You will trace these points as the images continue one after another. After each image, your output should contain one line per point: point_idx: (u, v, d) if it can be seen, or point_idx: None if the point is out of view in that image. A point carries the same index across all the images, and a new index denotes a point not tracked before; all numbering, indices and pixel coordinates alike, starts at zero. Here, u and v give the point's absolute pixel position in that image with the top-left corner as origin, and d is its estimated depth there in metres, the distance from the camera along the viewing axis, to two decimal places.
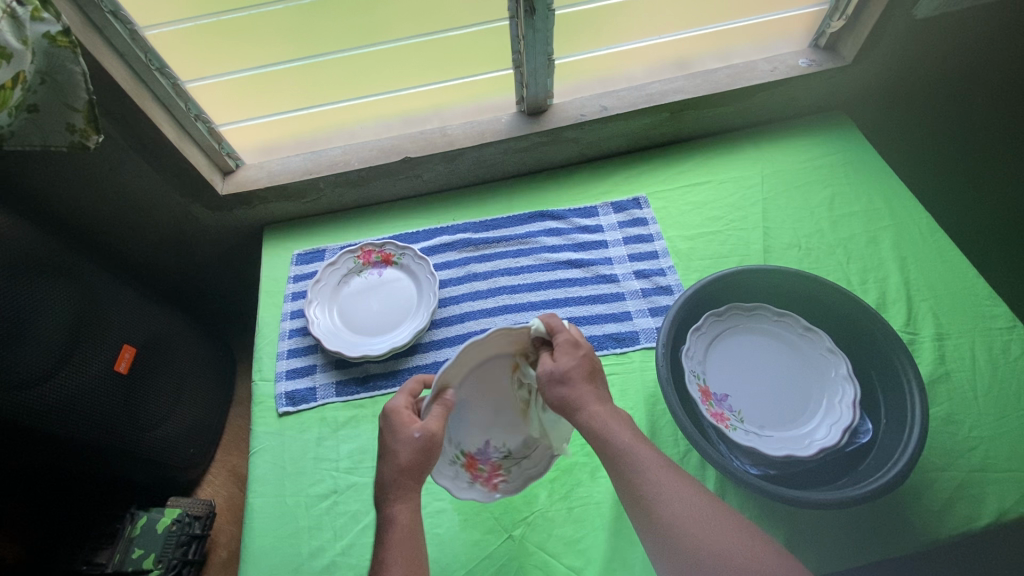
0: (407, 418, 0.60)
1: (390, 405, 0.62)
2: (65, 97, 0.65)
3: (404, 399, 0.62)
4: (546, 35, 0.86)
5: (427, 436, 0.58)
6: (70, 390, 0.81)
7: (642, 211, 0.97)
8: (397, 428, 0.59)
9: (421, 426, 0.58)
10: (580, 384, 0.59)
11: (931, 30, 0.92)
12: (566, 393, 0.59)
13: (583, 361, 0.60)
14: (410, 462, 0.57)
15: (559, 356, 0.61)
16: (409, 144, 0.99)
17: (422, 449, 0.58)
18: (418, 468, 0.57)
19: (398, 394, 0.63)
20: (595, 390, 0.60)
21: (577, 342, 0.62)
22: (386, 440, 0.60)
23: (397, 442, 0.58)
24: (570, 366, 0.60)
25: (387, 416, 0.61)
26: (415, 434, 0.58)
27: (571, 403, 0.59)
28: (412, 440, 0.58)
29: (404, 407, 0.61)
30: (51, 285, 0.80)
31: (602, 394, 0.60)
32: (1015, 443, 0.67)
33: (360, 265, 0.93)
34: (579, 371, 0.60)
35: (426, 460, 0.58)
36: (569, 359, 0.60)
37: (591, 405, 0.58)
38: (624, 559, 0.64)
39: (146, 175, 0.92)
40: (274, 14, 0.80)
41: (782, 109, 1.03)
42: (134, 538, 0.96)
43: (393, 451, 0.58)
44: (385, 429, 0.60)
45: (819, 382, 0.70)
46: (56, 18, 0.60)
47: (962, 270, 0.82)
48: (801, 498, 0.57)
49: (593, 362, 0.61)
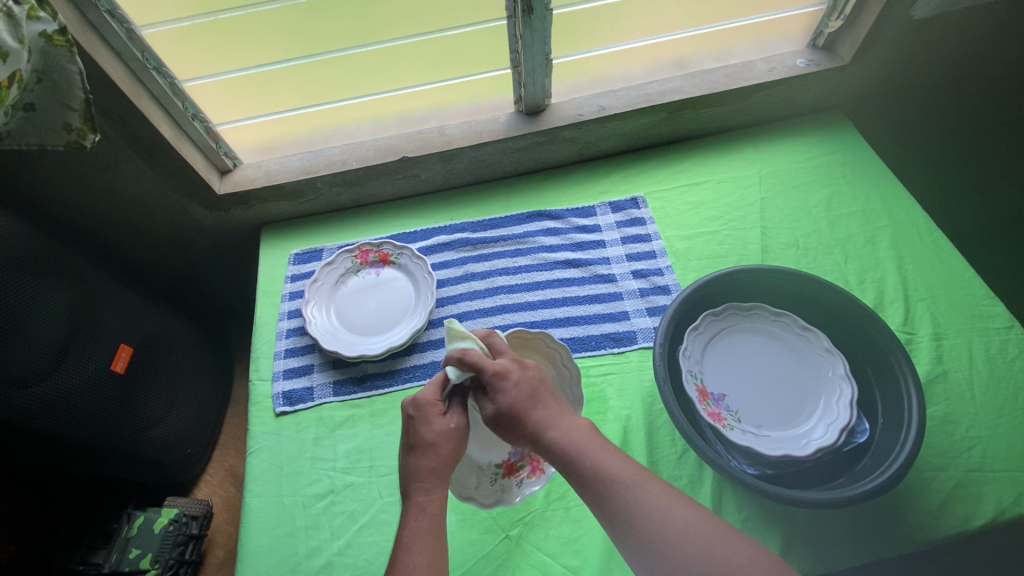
0: (440, 410, 0.60)
1: (421, 398, 0.61)
2: (62, 96, 0.64)
3: (434, 391, 0.62)
4: (543, 35, 0.86)
5: (461, 426, 0.59)
6: (66, 390, 0.81)
7: (640, 211, 0.97)
8: (433, 420, 0.59)
9: (452, 417, 0.60)
10: (529, 412, 0.58)
11: (928, 31, 0.92)
12: (520, 423, 0.58)
13: (521, 388, 0.59)
14: (447, 454, 0.58)
15: (497, 395, 0.59)
16: (407, 144, 0.99)
17: (456, 440, 0.59)
18: (453, 459, 0.58)
19: (426, 386, 0.62)
20: (546, 407, 0.58)
21: (507, 370, 0.59)
22: (419, 431, 0.58)
23: (433, 434, 0.58)
24: (510, 399, 0.58)
25: (418, 408, 0.60)
26: (451, 424, 0.59)
27: (529, 431, 0.57)
28: (450, 429, 0.59)
29: (436, 399, 0.61)
30: (47, 283, 0.80)
31: (556, 410, 0.59)
32: (1012, 442, 0.67)
33: (357, 265, 0.93)
34: (521, 400, 0.58)
35: (459, 450, 0.59)
36: (506, 393, 0.58)
37: (550, 426, 0.57)
38: (621, 559, 0.64)
39: (143, 175, 0.92)
40: (271, 14, 0.80)
41: (780, 109, 1.03)
42: (132, 538, 0.95)
43: (432, 443, 0.58)
44: (417, 422, 0.59)
45: (816, 381, 0.70)
46: (53, 17, 0.60)
47: (959, 270, 0.82)
48: (797, 498, 0.57)
49: (533, 383, 0.60)
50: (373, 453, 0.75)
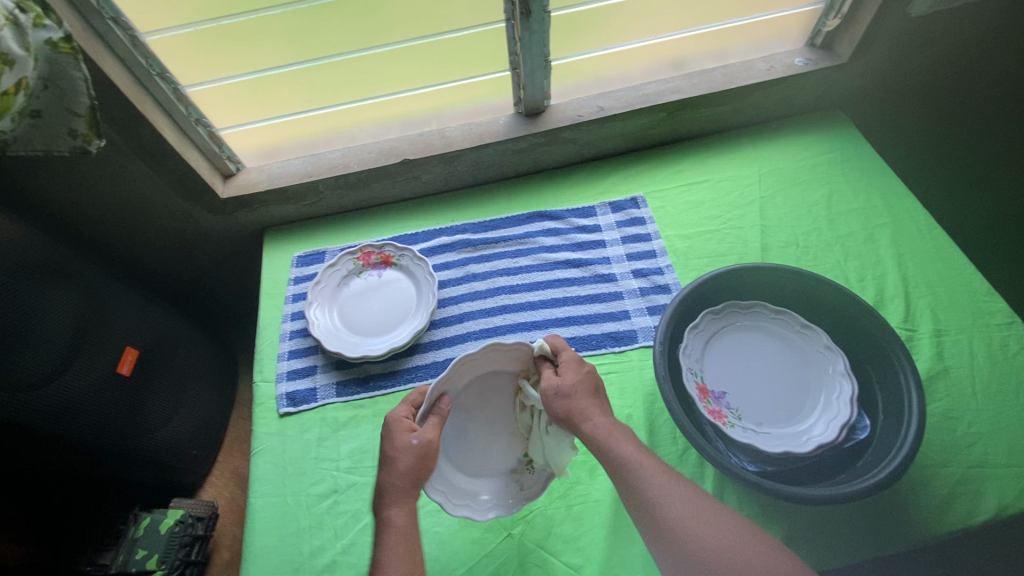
0: (408, 426, 0.61)
1: (391, 414, 0.62)
2: (67, 102, 0.66)
3: (405, 410, 0.63)
4: (542, 37, 0.87)
5: (426, 443, 0.59)
6: (73, 392, 0.82)
7: (640, 211, 0.98)
8: (398, 436, 0.60)
9: (418, 433, 0.60)
10: (585, 398, 0.60)
11: (926, 28, 0.92)
12: (572, 403, 0.60)
13: (587, 376, 0.62)
14: (409, 469, 0.58)
15: (564, 372, 0.62)
16: (408, 146, 1.00)
17: (421, 454, 0.59)
18: (416, 474, 0.58)
19: (399, 403, 0.63)
20: (598, 403, 0.61)
21: (581, 360, 0.64)
22: (384, 447, 0.60)
23: (394, 450, 0.59)
24: (575, 381, 0.61)
25: (388, 425, 0.61)
26: (414, 440, 0.59)
27: (577, 414, 0.59)
28: (412, 445, 0.59)
29: (405, 417, 0.62)
30: (53, 286, 0.81)
31: (605, 409, 0.61)
32: (1013, 438, 0.67)
33: (360, 266, 0.93)
34: (583, 387, 0.61)
35: (423, 466, 0.59)
36: (575, 374, 0.62)
37: (596, 415, 0.59)
38: (622, 557, 0.65)
39: (146, 180, 0.94)
40: (273, 19, 0.80)
41: (778, 107, 1.04)
42: (138, 539, 0.96)
43: (392, 460, 0.59)
44: (383, 438, 0.61)
45: (816, 378, 0.70)
46: (59, 25, 0.61)
47: (960, 267, 0.82)
48: (798, 495, 0.57)
49: (597, 379, 0.63)
50: (376, 453, 0.76)
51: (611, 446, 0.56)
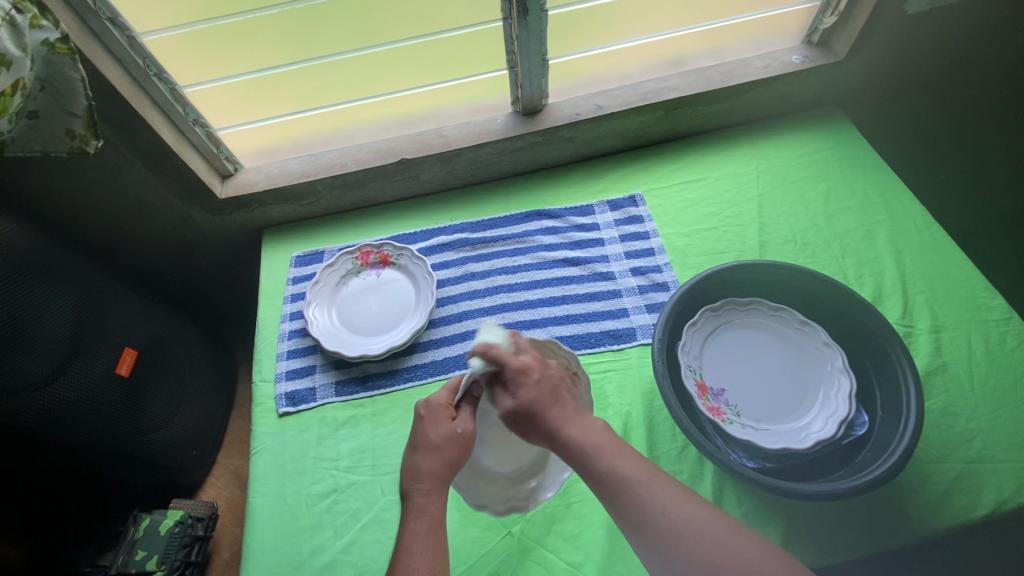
0: (450, 415, 0.60)
1: (434, 400, 0.62)
2: (65, 102, 0.66)
3: (446, 396, 0.62)
4: (539, 35, 0.87)
5: (468, 433, 0.59)
6: (71, 393, 0.82)
7: (638, 209, 0.98)
8: (441, 424, 0.59)
9: (461, 422, 0.60)
10: (548, 409, 0.58)
11: (922, 25, 0.92)
12: (537, 420, 0.58)
13: (542, 387, 0.59)
14: (451, 458, 0.58)
15: (517, 390, 0.59)
16: (406, 145, 1.00)
17: (463, 445, 0.59)
18: (456, 465, 0.58)
19: (440, 389, 0.63)
20: (565, 408, 0.59)
21: (527, 369, 0.60)
22: (425, 432, 0.59)
23: (438, 438, 0.59)
24: (531, 397, 0.59)
25: (429, 409, 0.61)
26: (457, 429, 0.59)
27: (548, 428, 0.58)
28: (456, 434, 0.59)
29: (447, 404, 0.61)
30: (51, 288, 0.80)
31: (572, 411, 0.59)
32: (1011, 433, 0.67)
33: (358, 266, 0.93)
34: (542, 399, 0.59)
35: (462, 457, 0.58)
36: (528, 390, 0.59)
37: (566, 427, 0.57)
38: (623, 554, 0.65)
39: (144, 180, 0.94)
40: (270, 18, 0.81)
41: (775, 105, 1.04)
42: (138, 540, 0.96)
43: (435, 447, 0.58)
44: (424, 423, 0.60)
45: (815, 375, 0.70)
46: (55, 25, 0.61)
47: (957, 263, 0.82)
48: (797, 490, 0.58)
49: (551, 382, 0.60)
50: (376, 452, 0.76)
51: (593, 460, 0.55)
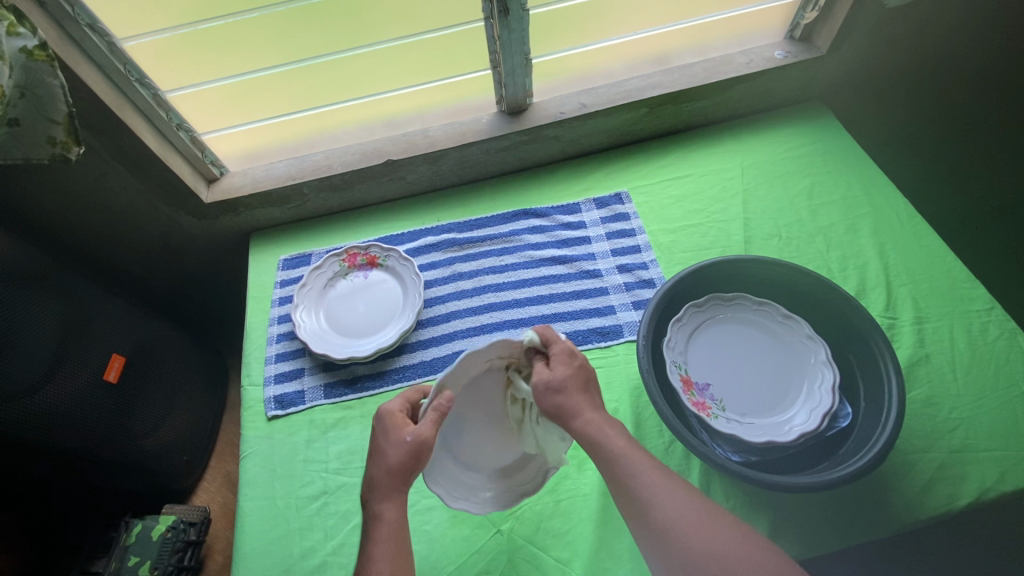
0: (402, 421, 0.60)
1: (386, 409, 0.62)
2: (45, 110, 0.65)
3: (400, 404, 0.62)
4: (521, 35, 0.88)
5: (419, 440, 0.57)
6: (59, 401, 0.82)
7: (624, 207, 0.98)
8: (392, 431, 0.59)
9: (414, 429, 0.58)
10: (577, 393, 0.59)
11: (903, 19, 0.93)
12: (563, 400, 0.59)
13: (579, 371, 0.61)
14: (402, 466, 0.57)
15: (555, 365, 0.61)
16: (391, 147, 1.00)
17: (415, 452, 0.57)
18: (409, 470, 0.57)
19: (394, 397, 0.63)
20: (590, 399, 0.60)
21: (573, 352, 0.62)
22: (379, 442, 0.60)
23: (389, 444, 0.58)
24: (567, 376, 0.60)
25: (382, 419, 0.61)
26: (408, 437, 0.57)
27: (567, 411, 0.58)
28: (405, 442, 0.57)
29: (399, 411, 0.61)
30: (37, 297, 0.80)
31: (596, 403, 0.60)
32: (993, 422, 0.68)
33: (345, 268, 0.93)
34: (575, 381, 0.60)
35: (415, 463, 0.57)
36: (567, 370, 0.60)
37: (588, 411, 0.59)
38: (610, 550, 0.65)
39: (128, 186, 0.94)
40: (251, 22, 0.80)
41: (759, 101, 1.04)
42: (129, 546, 0.96)
43: (387, 454, 0.58)
44: (378, 433, 0.60)
45: (799, 368, 0.71)
46: (33, 33, 0.61)
47: (939, 255, 0.83)
48: (781, 483, 0.58)
49: (588, 373, 0.61)
50: (365, 454, 0.76)
51: (599, 448, 0.56)
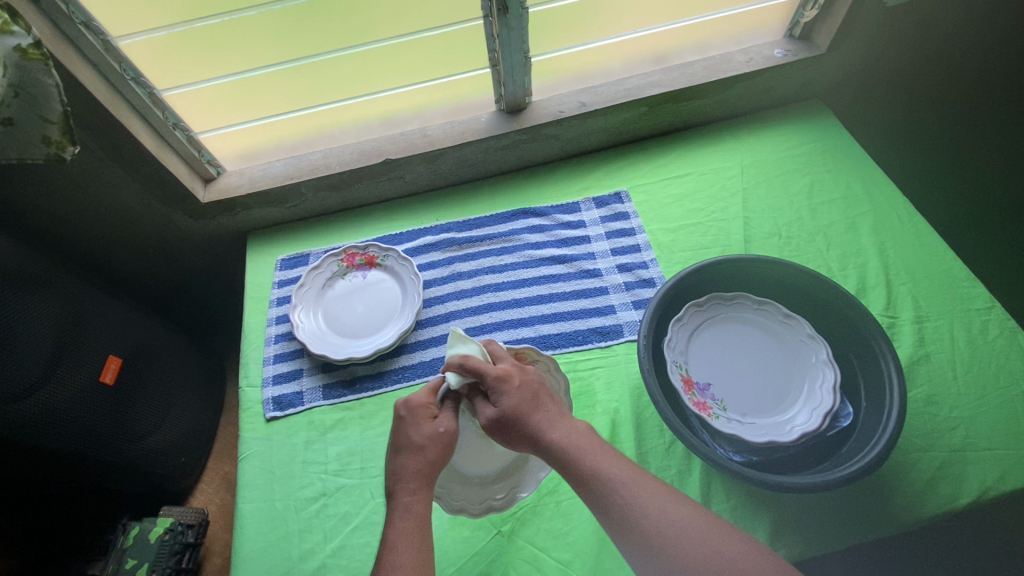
0: (431, 414, 0.61)
1: (413, 401, 0.62)
2: (39, 108, 0.64)
3: (426, 395, 0.63)
4: (521, 33, 0.87)
5: (450, 432, 0.60)
6: (54, 403, 0.81)
7: (623, 206, 0.98)
8: (422, 424, 0.60)
9: (443, 421, 0.61)
10: (531, 415, 0.58)
11: (902, 17, 0.92)
12: (520, 425, 0.58)
13: (523, 392, 0.59)
14: (434, 458, 0.59)
15: (496, 396, 0.59)
16: (390, 146, 0.99)
17: (445, 444, 0.60)
18: (440, 463, 0.59)
19: (419, 389, 0.63)
20: (547, 412, 0.59)
21: (506, 376, 0.60)
22: (407, 433, 0.60)
23: (421, 437, 0.59)
24: (512, 403, 0.59)
25: (410, 410, 0.61)
26: (440, 428, 0.60)
27: (529, 433, 0.58)
28: (439, 433, 0.60)
29: (428, 404, 0.62)
30: (31, 298, 0.80)
31: (555, 415, 0.59)
32: (994, 421, 0.68)
33: (344, 268, 0.93)
34: (523, 404, 0.59)
35: (447, 455, 0.60)
36: (510, 397, 0.59)
37: (550, 428, 0.58)
38: (611, 550, 0.65)
39: (124, 186, 0.93)
40: (249, 20, 0.80)
41: (758, 99, 1.04)
42: (128, 548, 0.95)
43: (418, 447, 0.59)
44: (406, 424, 0.61)
45: (800, 367, 0.71)
46: (27, 31, 0.60)
47: (939, 254, 0.83)
48: (783, 483, 0.58)
49: (531, 389, 0.60)
50: (364, 455, 0.76)
51: (576, 461, 0.55)
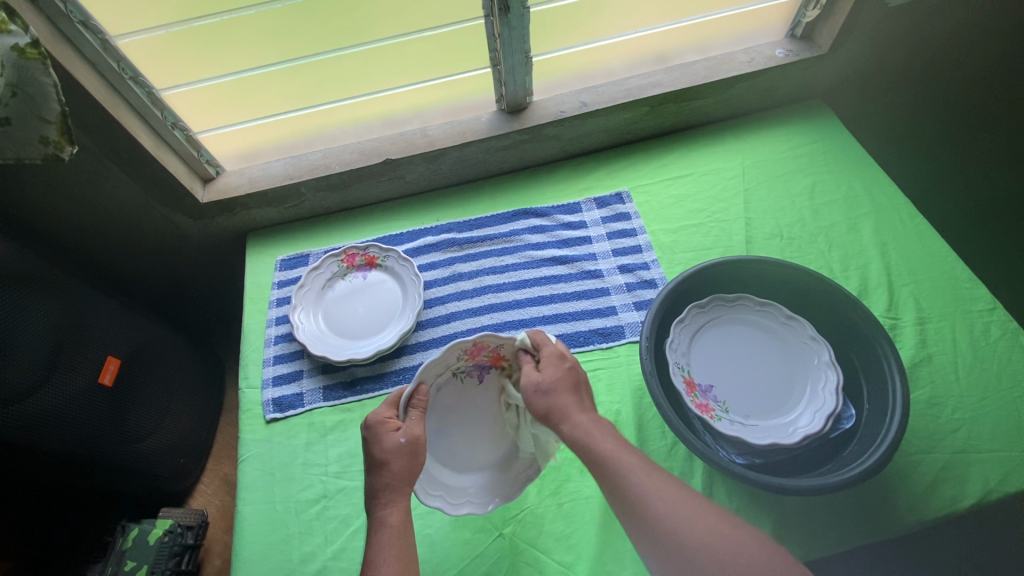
0: (393, 426, 0.61)
1: (373, 417, 0.62)
2: (37, 108, 0.63)
3: (387, 409, 0.63)
4: (521, 33, 0.87)
5: (413, 440, 0.60)
6: (53, 404, 0.81)
7: (624, 206, 0.97)
8: (384, 438, 0.59)
9: (404, 432, 0.60)
10: (564, 394, 0.61)
11: (904, 17, 0.92)
12: (552, 401, 0.61)
13: (568, 373, 0.63)
14: (401, 469, 0.58)
15: (544, 367, 0.64)
16: (390, 146, 0.99)
17: (410, 454, 0.59)
18: (409, 473, 0.59)
19: (379, 405, 0.63)
20: (578, 400, 0.61)
21: (563, 354, 0.64)
22: (371, 451, 0.59)
23: (384, 453, 0.59)
24: (555, 377, 0.62)
25: (371, 428, 0.61)
26: (400, 439, 0.59)
27: (555, 411, 0.60)
28: (400, 445, 0.59)
29: (389, 417, 0.62)
30: (29, 299, 0.79)
31: (584, 405, 0.61)
32: (997, 423, 0.68)
33: (344, 268, 0.92)
34: (563, 382, 0.62)
35: (414, 463, 0.59)
36: (555, 371, 0.63)
37: (576, 413, 0.60)
38: (614, 553, 0.65)
39: (123, 187, 0.92)
40: (248, 19, 0.79)
41: (760, 99, 1.04)
42: (127, 550, 0.94)
43: (383, 462, 0.58)
44: (369, 442, 0.60)
45: (802, 369, 0.70)
46: (25, 30, 0.60)
47: (941, 255, 0.83)
48: (786, 486, 0.58)
49: (578, 374, 0.63)
50: (365, 457, 0.75)
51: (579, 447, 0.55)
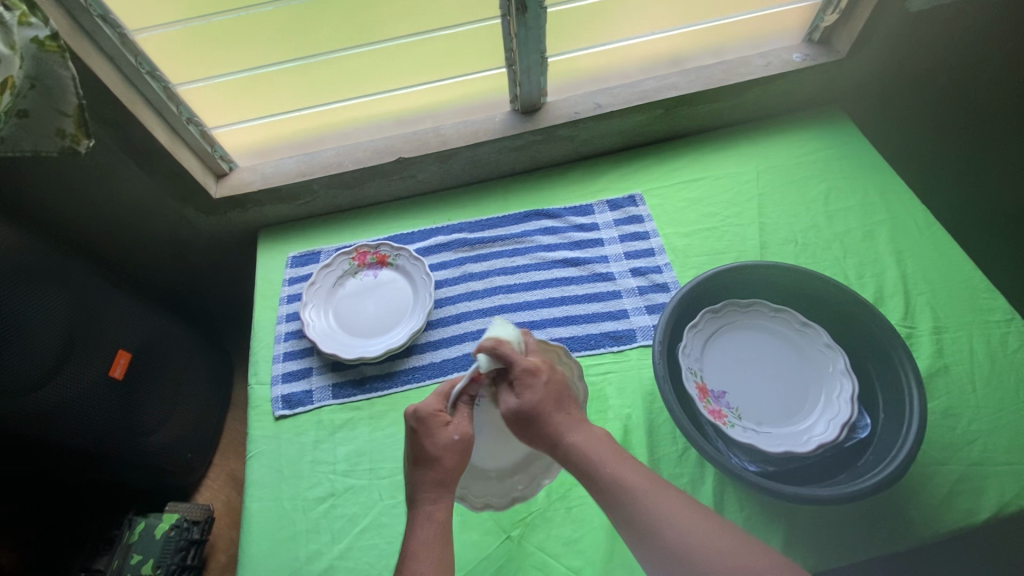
0: (445, 420, 0.58)
1: (424, 408, 0.59)
2: (55, 102, 0.64)
3: (437, 402, 0.60)
4: (537, 34, 0.86)
5: (466, 437, 0.58)
6: (64, 397, 0.81)
7: (638, 209, 0.97)
8: (436, 433, 0.57)
9: (457, 427, 0.58)
10: (551, 415, 0.57)
11: (925, 22, 0.91)
12: (540, 424, 0.57)
13: (548, 390, 0.58)
14: (451, 466, 0.57)
15: (522, 391, 0.58)
16: (403, 144, 0.99)
17: (460, 451, 0.57)
18: (456, 471, 0.57)
19: (430, 396, 0.60)
20: (568, 415, 0.58)
21: (536, 369, 0.59)
22: (422, 445, 0.57)
23: (437, 448, 0.57)
24: (536, 400, 0.57)
25: (422, 420, 0.58)
26: (455, 436, 0.57)
27: (548, 434, 0.57)
28: (454, 441, 0.57)
29: (439, 410, 0.59)
30: (40, 290, 0.79)
31: (574, 417, 0.58)
32: (1014, 434, 0.67)
33: (355, 267, 0.92)
34: (546, 403, 0.58)
35: (463, 461, 0.58)
36: (534, 393, 0.58)
37: (569, 431, 0.57)
38: (623, 559, 0.64)
39: (138, 180, 0.93)
40: (264, 16, 0.79)
41: (775, 104, 1.03)
42: (133, 544, 0.95)
43: (435, 457, 0.56)
44: (419, 435, 0.58)
45: (817, 377, 0.70)
46: (44, 23, 0.59)
47: (958, 264, 0.82)
48: (799, 495, 0.57)
49: (559, 388, 0.59)
50: (373, 456, 0.75)
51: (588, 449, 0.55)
